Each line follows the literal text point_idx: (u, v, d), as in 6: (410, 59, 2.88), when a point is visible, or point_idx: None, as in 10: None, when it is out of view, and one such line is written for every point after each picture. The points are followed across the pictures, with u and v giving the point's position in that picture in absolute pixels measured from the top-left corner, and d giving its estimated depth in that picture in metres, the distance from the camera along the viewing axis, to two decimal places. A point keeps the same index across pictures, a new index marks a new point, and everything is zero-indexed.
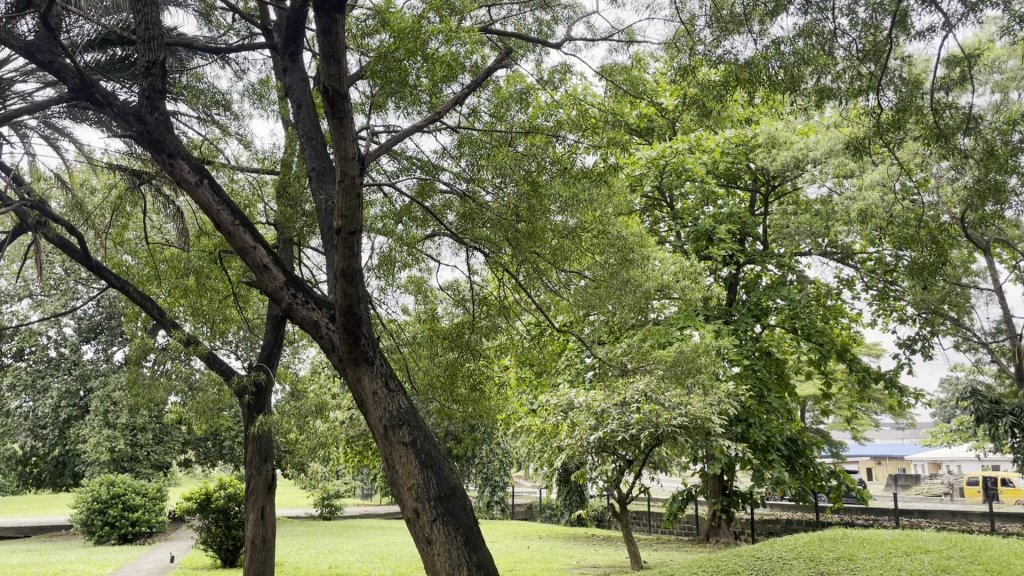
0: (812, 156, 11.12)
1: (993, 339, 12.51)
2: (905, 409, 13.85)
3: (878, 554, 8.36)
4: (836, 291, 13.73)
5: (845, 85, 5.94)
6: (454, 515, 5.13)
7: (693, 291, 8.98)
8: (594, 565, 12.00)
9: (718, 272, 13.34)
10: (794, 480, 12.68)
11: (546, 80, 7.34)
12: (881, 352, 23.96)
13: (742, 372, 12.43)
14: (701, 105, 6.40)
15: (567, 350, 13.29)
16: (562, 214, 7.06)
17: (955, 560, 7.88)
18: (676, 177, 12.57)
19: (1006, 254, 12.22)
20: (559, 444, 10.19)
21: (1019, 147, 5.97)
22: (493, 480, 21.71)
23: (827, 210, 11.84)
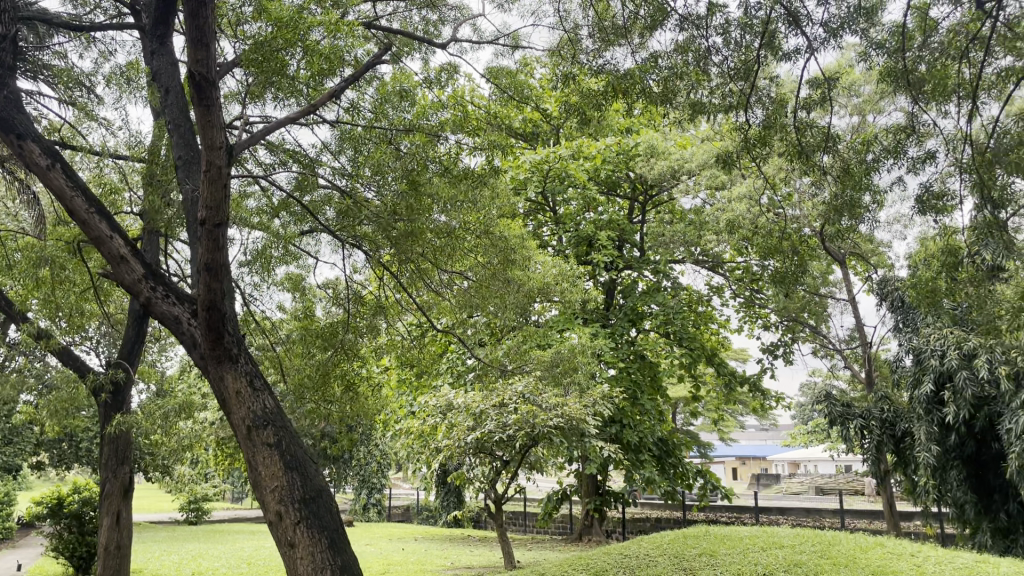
0: (687, 168, 11.56)
1: (847, 346, 13.31)
2: (768, 411, 14.54)
3: (736, 549, 8.77)
4: (707, 298, 14.28)
5: (717, 101, 6.19)
6: (320, 517, 5.00)
7: (573, 292, 9.13)
8: (467, 565, 12.04)
9: (596, 277, 13.65)
10: (664, 479, 13.09)
11: (433, 80, 7.30)
12: (747, 356, 25.08)
13: (618, 375, 12.71)
14: (582, 113, 6.55)
15: (449, 351, 13.26)
16: (444, 214, 6.97)
17: (806, 554, 8.35)
18: (559, 182, 12.89)
19: (860, 267, 13.05)
20: (436, 446, 10.17)
21: (874, 166, 6.42)
22: (370, 483, 21.36)
23: (700, 220, 12.34)
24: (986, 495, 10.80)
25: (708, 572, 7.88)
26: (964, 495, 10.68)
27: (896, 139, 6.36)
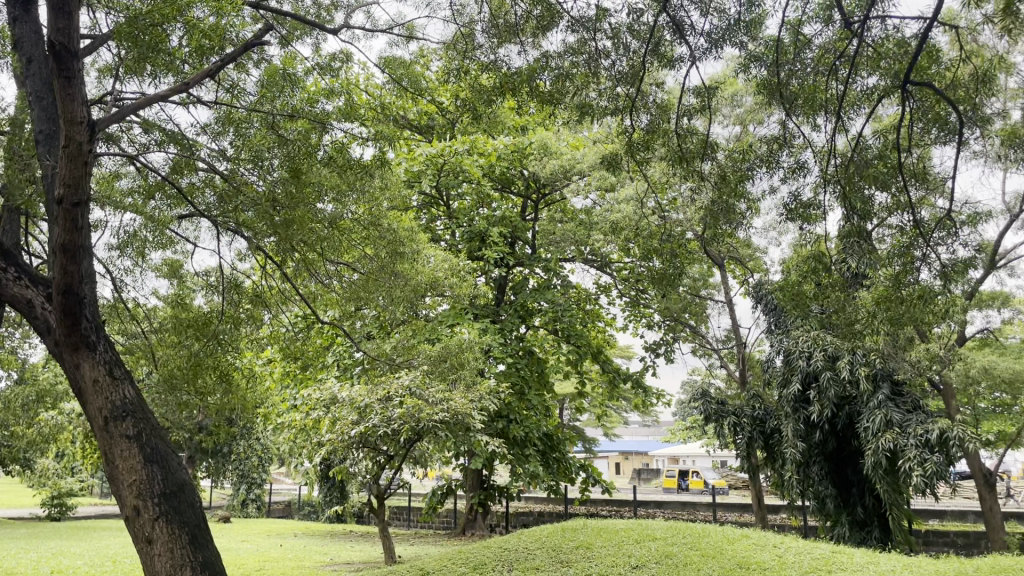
0: (578, 168, 11.76)
1: (725, 346, 13.85)
2: (648, 408, 14.95)
3: (611, 542, 9.02)
4: (595, 297, 14.56)
5: (604, 103, 6.29)
6: (180, 513, 4.84)
7: (462, 287, 9.12)
8: (347, 561, 11.87)
9: (487, 272, 13.68)
10: (547, 474, 13.27)
11: (323, 66, 7.13)
12: (632, 354, 25.76)
13: (506, 371, 12.81)
14: (473, 109, 6.55)
15: (334, 344, 13.00)
16: (331, 204, 6.83)
17: (677, 546, 8.66)
18: (453, 177, 12.72)
19: (738, 271, 13.60)
20: (318, 440, 9.96)
21: (749, 174, 6.69)
22: (249, 478, 20.72)
23: (590, 220, 12.58)
24: (844, 488, 11.49)
25: (583, 564, 8.06)
26: (826, 489, 11.30)
27: (769, 150, 6.66)
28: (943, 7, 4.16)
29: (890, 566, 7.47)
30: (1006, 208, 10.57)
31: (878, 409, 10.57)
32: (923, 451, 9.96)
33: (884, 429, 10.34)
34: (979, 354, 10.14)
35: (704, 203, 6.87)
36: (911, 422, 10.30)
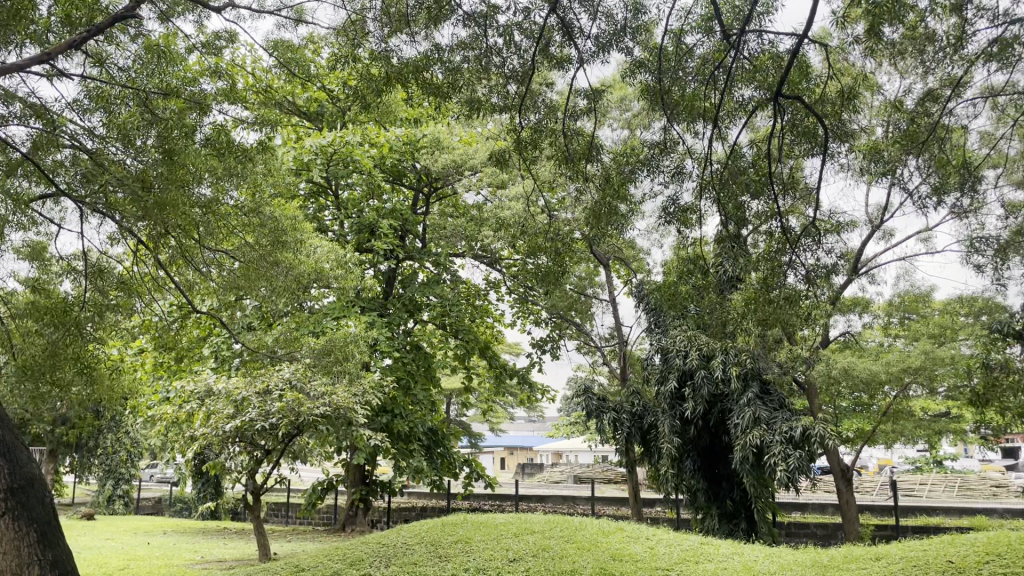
0: (471, 163, 11.73)
1: (608, 343, 14.14)
2: (533, 404, 15.08)
3: (490, 536, 9.07)
4: (484, 292, 14.57)
5: (494, 100, 6.26)
6: (28, 510, 4.56)
7: (348, 279, 8.92)
8: (219, 559, 11.45)
9: (376, 265, 13.45)
10: (431, 469, 13.18)
11: (205, 45, 6.81)
12: (519, 350, 25.97)
13: (392, 365, 12.65)
14: (362, 99, 6.40)
15: (212, 335, 12.48)
16: (208, 188, 6.54)
17: (554, 539, 8.78)
18: (344, 168, 12.38)
19: (623, 271, 13.91)
20: (191, 434, 9.55)
21: (634, 177, 6.82)
22: (117, 473, 19.69)
23: (481, 216, 12.56)
24: (715, 482, 11.98)
25: (461, 559, 8.07)
26: (697, 483, 11.78)
27: (653, 155, 6.81)
28: (814, 25, 4.28)
29: (754, 556, 7.79)
30: (868, 219, 11.24)
31: (748, 406, 11.01)
32: (787, 447, 10.49)
33: (752, 426, 10.82)
34: (841, 356, 10.73)
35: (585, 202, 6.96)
36: (777, 419, 10.83)
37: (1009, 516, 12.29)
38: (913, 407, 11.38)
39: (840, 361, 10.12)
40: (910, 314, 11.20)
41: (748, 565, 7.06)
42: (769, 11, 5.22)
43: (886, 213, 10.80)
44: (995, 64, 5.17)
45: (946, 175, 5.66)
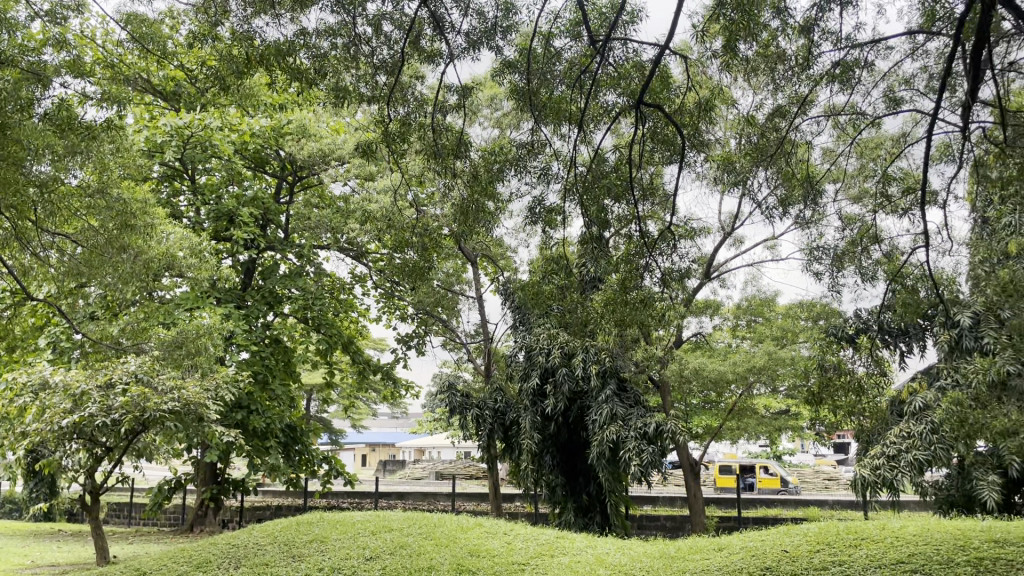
0: (339, 154, 11.46)
1: (473, 340, 14.17)
2: (396, 400, 14.88)
3: (347, 534, 8.89)
4: (349, 286, 14.25)
5: (361, 90, 6.10)
6: None
7: (203, 268, 8.48)
8: (51, 564, 10.65)
9: (235, 254, 12.87)
10: (288, 466, 12.75)
11: (47, 11, 6.28)
12: (384, 346, 25.64)
13: (249, 359, 12.16)
14: (222, 81, 6.09)
15: (50, 324, 11.56)
16: (46, 165, 6.04)
17: (412, 536, 8.70)
18: (201, 152, 11.74)
19: (490, 269, 13.97)
20: (22, 430, 8.81)
21: (502, 175, 6.82)
22: None
23: (347, 208, 12.28)
24: (572, 477, 12.27)
25: (315, 558, 7.88)
26: (555, 478, 12.02)
27: (520, 153, 6.84)
28: (676, 36, 4.33)
29: (606, 548, 7.98)
30: (721, 226, 11.79)
31: (605, 402, 11.36)
32: (640, 442, 10.87)
33: (609, 422, 11.14)
34: (694, 356, 11.20)
35: (447, 200, 6.89)
36: (632, 415, 11.20)
37: (838, 506, 13.23)
38: (756, 405, 12.04)
39: (692, 361, 10.64)
40: (756, 317, 11.79)
41: (600, 557, 7.24)
42: (634, 21, 5.36)
43: (737, 221, 11.36)
44: (836, 85, 5.53)
45: (790, 187, 6.00)
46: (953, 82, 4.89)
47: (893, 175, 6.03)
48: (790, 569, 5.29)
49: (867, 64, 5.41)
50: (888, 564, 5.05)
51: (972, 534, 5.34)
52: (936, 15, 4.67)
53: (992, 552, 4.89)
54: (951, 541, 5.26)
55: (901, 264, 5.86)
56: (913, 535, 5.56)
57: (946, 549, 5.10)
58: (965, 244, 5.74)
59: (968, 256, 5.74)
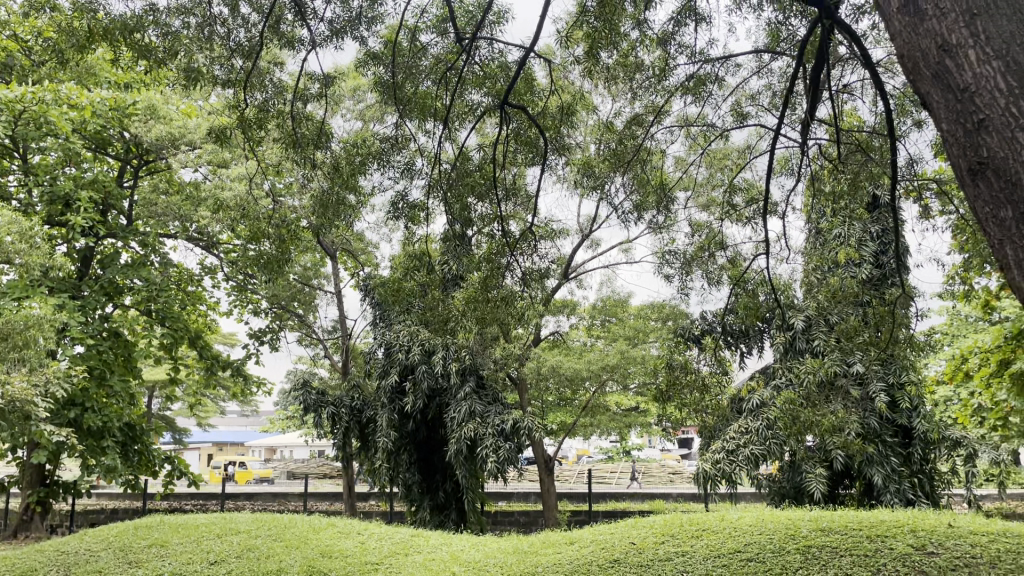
0: (189, 138, 10.91)
1: (329, 336, 13.81)
2: (246, 398, 14.27)
3: (189, 538, 8.44)
4: (198, 278, 13.55)
5: (216, 73, 5.78)
6: None
7: (32, 254, 7.78)
8: None
9: (70, 241, 11.94)
10: (126, 468, 11.96)
11: None
12: (234, 341, 24.57)
13: (84, 353, 11.29)
14: (59, 52, 5.61)
15: None
16: None
17: (260, 538, 8.36)
18: (35, 128, 10.80)
19: (349, 263, 13.66)
20: None
21: None
22: None
23: (198, 195, 11.67)
24: (429, 474, 12.23)
25: (154, 564, 7.45)
26: (412, 476, 11.93)
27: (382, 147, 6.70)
28: (541, 39, 4.35)
29: (461, 545, 7.98)
30: (579, 228, 12.08)
31: (464, 400, 11.39)
32: (497, 439, 10.97)
33: (467, 420, 11.18)
34: (551, 354, 11.38)
35: (305, 191, 6.66)
36: (490, 413, 11.29)
37: (681, 499, 13.85)
38: (608, 402, 12.41)
39: (549, 359, 10.91)
40: (611, 318, 12.05)
41: (454, 555, 7.22)
42: (500, 21, 5.38)
43: (595, 223, 11.67)
44: (689, 97, 5.78)
45: (646, 192, 6.20)
46: (794, 101, 5.22)
47: (739, 186, 6.35)
48: (637, 560, 5.48)
49: (717, 78, 5.68)
50: (727, 552, 5.32)
51: (802, 523, 5.72)
52: (780, 36, 4.97)
53: (818, 540, 5.24)
54: (784, 530, 5.61)
55: (744, 270, 6.18)
56: (749, 525, 5.89)
57: (779, 538, 5.40)
58: (800, 252, 6.13)
59: (803, 263, 6.14)
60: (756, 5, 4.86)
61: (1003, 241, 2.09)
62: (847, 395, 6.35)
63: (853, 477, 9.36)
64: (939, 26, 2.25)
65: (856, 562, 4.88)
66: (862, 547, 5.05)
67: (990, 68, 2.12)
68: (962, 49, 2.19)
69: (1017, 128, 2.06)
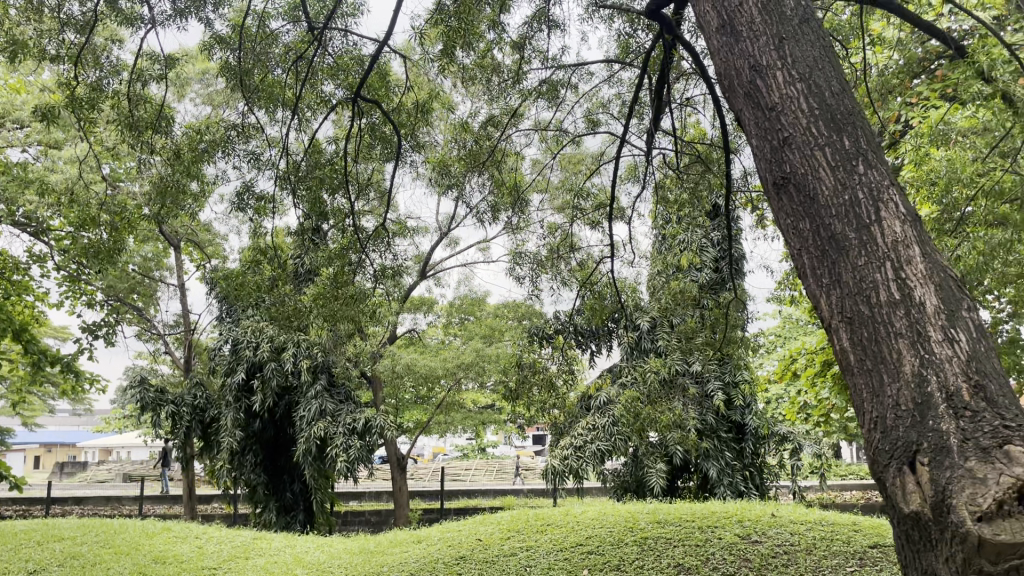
0: (15, 115, 10.05)
1: (171, 331, 13.11)
2: (77, 396, 13.32)
3: (5, 547, 7.79)
4: (24, 266, 12.53)
5: (44, 47, 5.37)
6: None
7: None
8: None
9: None
10: None
11: None
12: (66, 335, 22.87)
13: None
14: None
15: None
16: None
17: (86, 545, 7.82)
18: None
19: (195, 255, 13.02)
20: None
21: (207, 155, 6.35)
22: None
23: (25, 176, 10.80)
24: (275, 475, 11.86)
25: None
26: (257, 476, 11.53)
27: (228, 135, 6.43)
28: (395, 33, 4.29)
29: (305, 547, 7.77)
30: (438, 226, 12.06)
31: (314, 398, 11.14)
32: (348, 438, 10.80)
33: (317, 418, 10.94)
34: (405, 352, 11.29)
35: (142, 177, 6.29)
36: (341, 411, 11.10)
37: (531, 494, 14.11)
38: (463, 399, 12.47)
39: (404, 357, 10.81)
40: (468, 316, 12.02)
41: (298, 557, 7.03)
42: (355, 14, 5.27)
43: (453, 222, 11.69)
44: (543, 101, 5.89)
45: (499, 193, 6.26)
46: (640, 111, 5.42)
47: (589, 191, 6.53)
48: (483, 556, 5.55)
49: (570, 84, 5.82)
50: (569, 546, 5.48)
51: (640, 516, 5.97)
52: (629, 47, 5.16)
53: (654, 532, 5.49)
54: (623, 523, 5.83)
55: (592, 272, 6.36)
56: (592, 519, 6.08)
57: (618, 531, 5.61)
58: (645, 256, 6.37)
59: (647, 267, 6.39)
60: (606, 16, 5.02)
61: (801, 251, 2.25)
62: (685, 393, 6.66)
63: (692, 471, 9.83)
64: (752, 48, 2.44)
65: (688, 552, 5.13)
66: (693, 537, 5.33)
67: (794, 90, 2.32)
68: (771, 71, 2.38)
69: (815, 145, 2.24)
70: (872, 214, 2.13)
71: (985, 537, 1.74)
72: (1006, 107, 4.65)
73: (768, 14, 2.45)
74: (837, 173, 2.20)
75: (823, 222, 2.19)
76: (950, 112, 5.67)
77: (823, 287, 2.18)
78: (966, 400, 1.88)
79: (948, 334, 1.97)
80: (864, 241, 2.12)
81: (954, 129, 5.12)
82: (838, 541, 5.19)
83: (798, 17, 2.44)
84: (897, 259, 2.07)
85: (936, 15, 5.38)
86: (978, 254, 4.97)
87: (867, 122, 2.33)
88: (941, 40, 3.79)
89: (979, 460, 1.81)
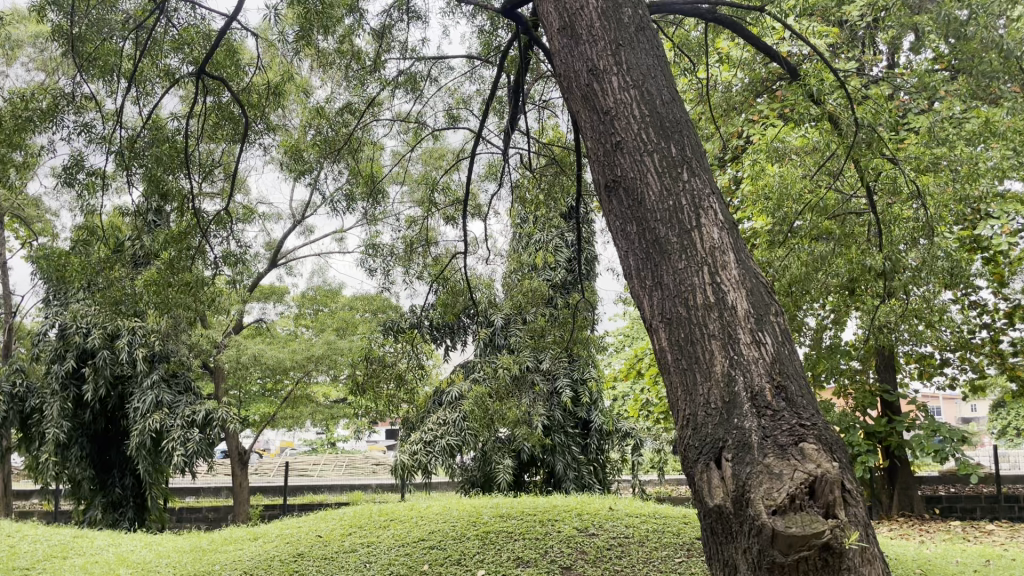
0: None
1: None
2: None
3: None
4: None
5: None
6: None
7: None
8: None
9: None
10: None
11: None
12: None
13: None
14: None
15: None
16: None
17: None
18: None
19: (21, 232, 12.06)
20: None
21: None
22: None
23: None
24: (103, 470, 11.13)
25: None
26: (83, 471, 10.73)
27: None
28: (244, 9, 4.07)
29: (131, 545, 7.33)
30: (291, 214, 11.69)
31: (150, 389, 10.55)
32: (187, 430, 10.29)
33: (153, 410, 10.38)
34: (252, 342, 10.90)
35: None
36: (179, 403, 10.59)
37: (379, 489, 13.94)
38: (311, 392, 12.12)
39: (251, 348, 10.42)
40: (321, 308, 11.78)
41: (121, 556, 6.63)
42: None
43: (308, 209, 11.36)
44: (401, 92, 5.81)
45: (355, 182, 6.13)
46: (499, 109, 5.45)
47: (444, 186, 6.51)
48: (321, 553, 5.42)
49: (430, 77, 5.77)
50: (411, 541, 5.44)
51: (483, 511, 6.01)
52: (490, 45, 5.18)
53: (495, 526, 5.55)
54: (466, 518, 5.85)
55: (446, 267, 6.33)
56: (434, 514, 6.08)
57: (460, 526, 5.63)
58: (501, 254, 6.41)
59: (502, 265, 6.41)
60: (468, 12, 5.02)
61: (628, 253, 2.33)
62: (533, 390, 6.76)
63: (537, 465, 10.04)
64: (591, 51, 2.50)
65: (529, 544, 5.20)
66: (534, 531, 5.43)
67: (627, 96, 2.40)
68: (608, 75, 2.45)
69: (645, 151, 2.33)
70: (693, 220, 2.24)
71: (777, 529, 1.84)
72: (833, 130, 5.00)
73: (607, 20, 2.52)
74: (663, 179, 2.29)
75: (648, 226, 2.27)
76: (787, 131, 6.03)
77: (647, 289, 2.27)
78: (769, 400, 2.02)
79: (756, 337, 2.10)
80: (685, 246, 2.22)
81: (788, 147, 5.46)
82: (669, 534, 5.42)
83: (634, 24, 2.53)
84: (713, 264, 2.18)
85: (777, 38, 5.71)
86: (804, 265, 5.32)
87: (693, 131, 2.44)
88: (781, 62, 4.00)
89: (776, 457, 1.93)
